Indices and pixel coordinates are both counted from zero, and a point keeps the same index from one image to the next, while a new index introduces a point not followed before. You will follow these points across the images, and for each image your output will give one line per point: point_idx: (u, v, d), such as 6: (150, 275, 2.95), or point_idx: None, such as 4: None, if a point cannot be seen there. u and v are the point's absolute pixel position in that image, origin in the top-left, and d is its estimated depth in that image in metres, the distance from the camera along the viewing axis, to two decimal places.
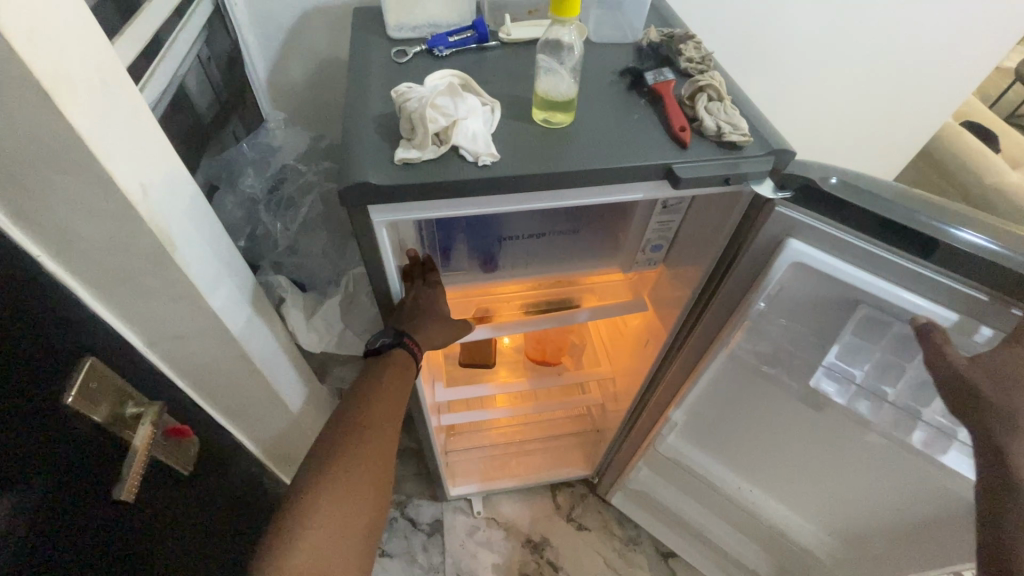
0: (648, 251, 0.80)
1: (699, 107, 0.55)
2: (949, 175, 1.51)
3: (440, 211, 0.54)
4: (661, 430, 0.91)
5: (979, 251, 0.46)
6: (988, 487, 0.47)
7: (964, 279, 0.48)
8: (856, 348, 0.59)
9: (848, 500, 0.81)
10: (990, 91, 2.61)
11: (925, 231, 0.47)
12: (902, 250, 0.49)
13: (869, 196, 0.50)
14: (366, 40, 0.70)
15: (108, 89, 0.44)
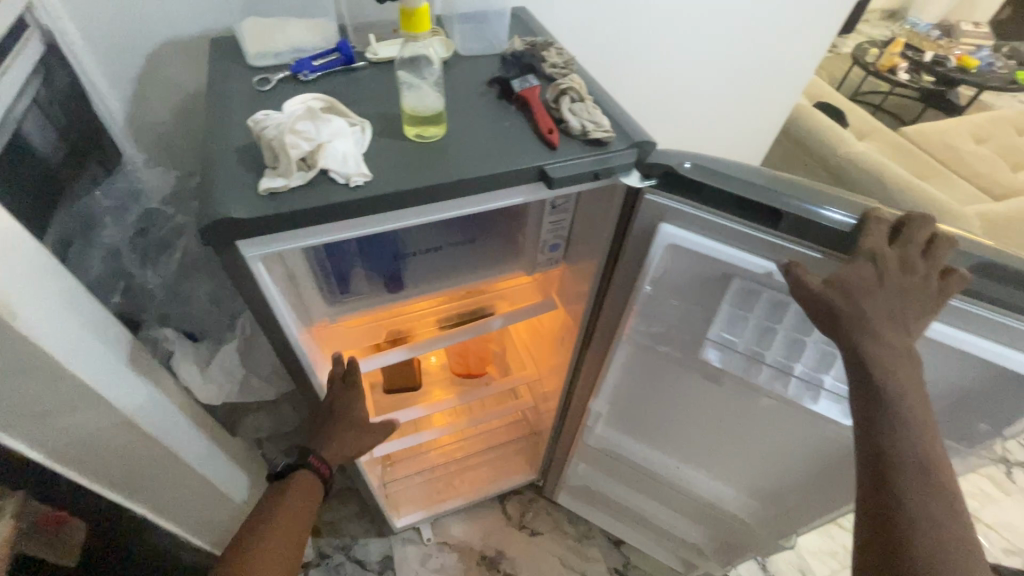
0: (547, 251, 0.82)
1: (564, 109, 0.58)
2: (810, 150, 1.69)
3: (316, 237, 0.53)
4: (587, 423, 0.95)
5: (811, 216, 0.51)
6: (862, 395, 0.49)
7: (802, 242, 0.54)
8: (735, 318, 0.64)
9: (760, 461, 0.87)
10: (836, 73, 2.97)
11: (768, 202, 0.52)
12: (752, 221, 0.54)
13: (720, 175, 0.54)
14: (225, 69, 0.66)
15: None
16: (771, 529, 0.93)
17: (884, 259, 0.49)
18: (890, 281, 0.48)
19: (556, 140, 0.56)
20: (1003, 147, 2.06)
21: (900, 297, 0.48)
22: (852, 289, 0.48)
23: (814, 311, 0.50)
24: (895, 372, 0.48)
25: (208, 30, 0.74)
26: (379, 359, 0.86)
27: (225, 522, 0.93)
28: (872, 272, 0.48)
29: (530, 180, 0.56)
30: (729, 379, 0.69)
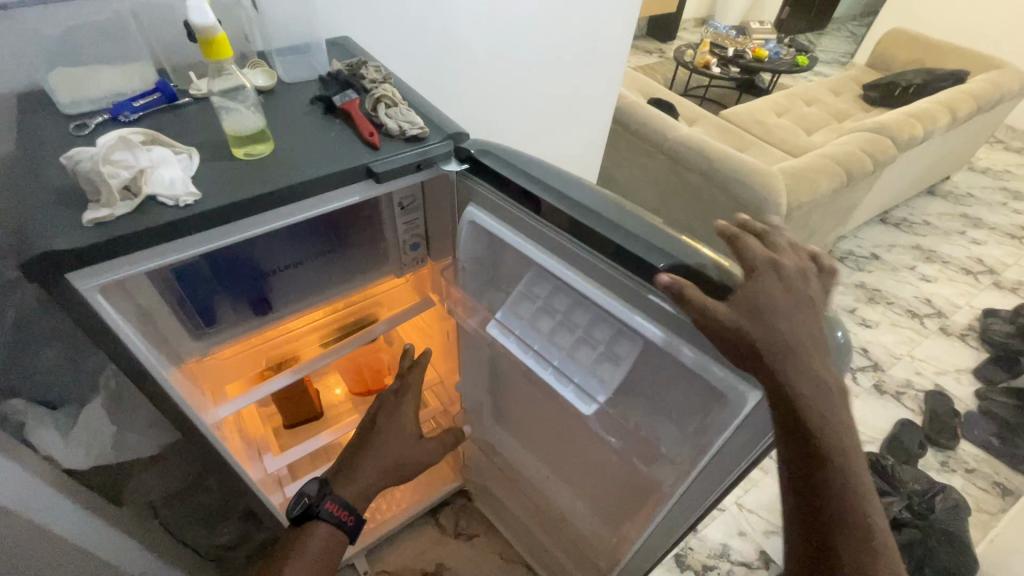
0: (411, 251, 0.88)
1: (381, 115, 0.66)
2: (647, 139, 1.94)
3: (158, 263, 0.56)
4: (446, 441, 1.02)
5: (550, 200, 0.60)
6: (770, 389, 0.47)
7: (553, 229, 0.61)
8: (522, 301, 0.75)
9: (593, 476, 0.94)
10: (666, 74, 3.40)
11: (524, 183, 0.62)
12: (519, 203, 0.63)
13: (504, 161, 0.65)
14: (38, 121, 0.66)
15: None
16: (609, 550, 0.97)
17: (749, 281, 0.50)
18: (785, 295, 0.49)
19: (376, 142, 0.64)
20: (798, 117, 2.49)
21: (785, 307, 0.48)
22: (756, 315, 0.47)
23: (731, 345, 0.48)
24: (799, 366, 0.46)
25: None
26: (265, 388, 0.86)
27: None
28: (778, 289, 0.49)
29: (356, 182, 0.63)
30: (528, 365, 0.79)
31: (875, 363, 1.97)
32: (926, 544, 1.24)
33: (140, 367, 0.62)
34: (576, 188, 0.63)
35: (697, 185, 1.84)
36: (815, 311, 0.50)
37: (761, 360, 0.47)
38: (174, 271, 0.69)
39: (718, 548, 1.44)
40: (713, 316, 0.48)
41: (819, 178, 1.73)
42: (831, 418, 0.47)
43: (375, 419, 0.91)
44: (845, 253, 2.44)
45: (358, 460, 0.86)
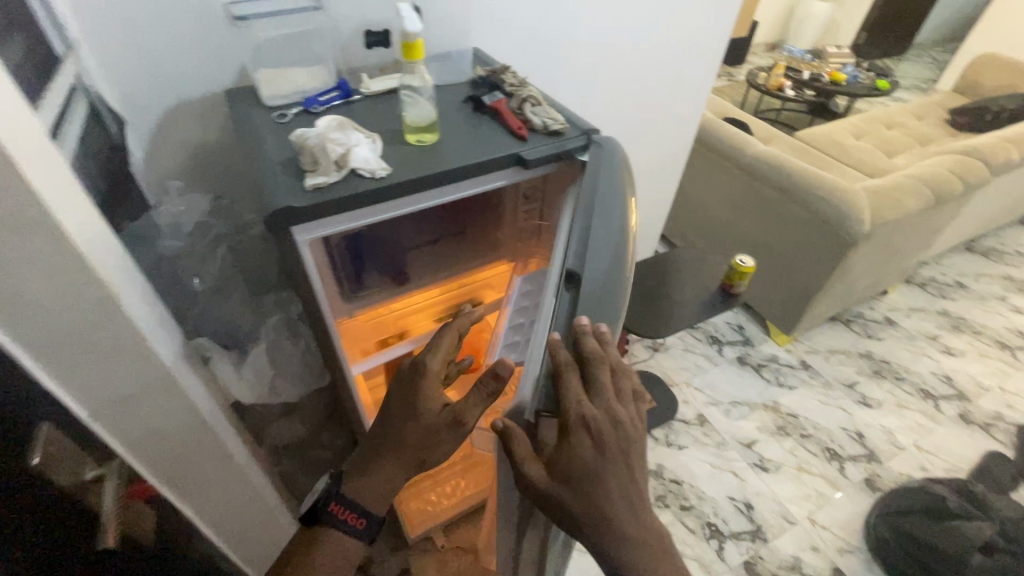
0: (525, 238, 0.98)
1: (527, 112, 0.77)
2: (723, 155, 1.99)
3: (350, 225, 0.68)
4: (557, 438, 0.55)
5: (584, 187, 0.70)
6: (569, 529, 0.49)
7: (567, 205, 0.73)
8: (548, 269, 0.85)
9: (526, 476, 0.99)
10: (736, 96, 3.44)
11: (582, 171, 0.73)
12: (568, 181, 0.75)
13: (601, 158, 0.73)
14: (247, 110, 0.81)
15: (57, 164, 0.51)
16: None
17: (574, 431, 0.50)
18: (606, 450, 0.49)
19: (526, 136, 0.74)
20: (878, 140, 2.46)
21: (591, 469, 0.48)
22: (580, 479, 0.48)
23: (552, 511, 0.49)
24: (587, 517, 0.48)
25: (223, 83, 0.88)
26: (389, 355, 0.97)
27: (257, 529, 0.99)
28: (591, 447, 0.49)
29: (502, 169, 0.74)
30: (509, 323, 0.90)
31: (960, 392, 1.90)
32: None
33: (318, 312, 0.74)
34: (608, 193, 0.68)
35: (774, 201, 1.86)
36: (620, 469, 0.49)
37: (546, 503, 0.49)
38: (340, 238, 0.82)
39: (790, 560, 1.43)
40: (534, 487, 0.49)
41: (905, 198, 1.72)
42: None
43: (392, 405, 0.66)
44: (925, 280, 2.37)
45: (376, 453, 0.66)
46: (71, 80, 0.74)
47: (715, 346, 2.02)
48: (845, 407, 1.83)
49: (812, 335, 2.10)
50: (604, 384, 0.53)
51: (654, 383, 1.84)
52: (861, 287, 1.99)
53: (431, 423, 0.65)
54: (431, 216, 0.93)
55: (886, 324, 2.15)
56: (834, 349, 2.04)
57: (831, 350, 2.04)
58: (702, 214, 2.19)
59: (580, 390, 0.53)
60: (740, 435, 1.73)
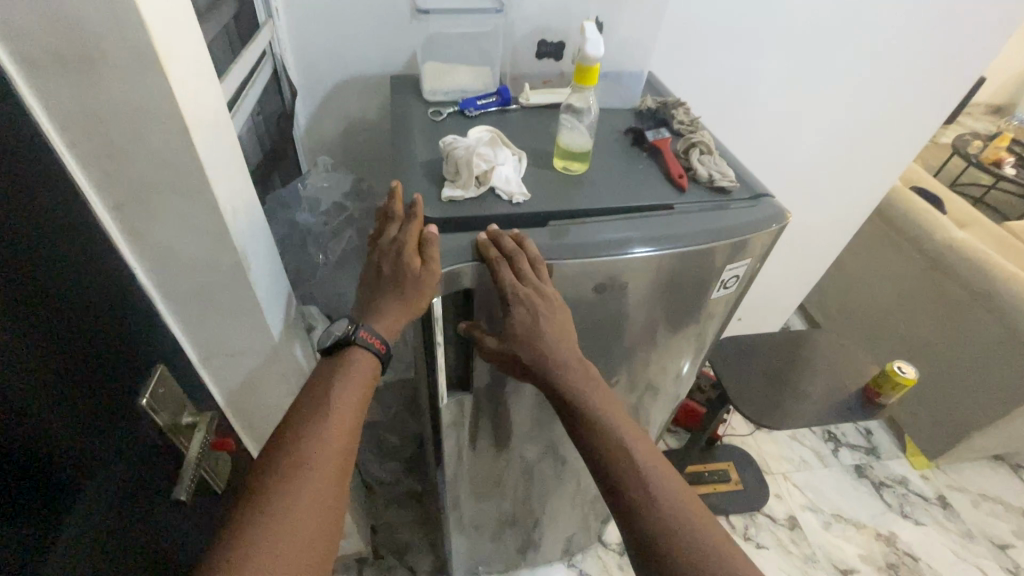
0: None
1: (693, 159, 0.67)
2: (902, 231, 1.69)
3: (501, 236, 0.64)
4: (532, 326, 0.57)
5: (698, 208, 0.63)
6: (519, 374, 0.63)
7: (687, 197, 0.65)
8: None
9: None
10: (932, 162, 2.94)
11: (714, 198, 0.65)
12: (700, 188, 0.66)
13: (747, 208, 0.64)
14: (407, 101, 0.81)
15: (224, 133, 0.53)
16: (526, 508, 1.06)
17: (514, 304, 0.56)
18: (542, 317, 0.57)
19: (686, 188, 0.65)
20: None
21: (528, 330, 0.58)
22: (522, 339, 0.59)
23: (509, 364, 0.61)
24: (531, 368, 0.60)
25: (392, 70, 0.90)
26: None
27: None
28: (529, 315, 0.56)
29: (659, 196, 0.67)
30: None
31: None
32: None
33: None
34: (715, 221, 0.62)
35: (957, 301, 1.53)
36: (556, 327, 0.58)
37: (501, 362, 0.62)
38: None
39: None
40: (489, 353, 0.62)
41: None
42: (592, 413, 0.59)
43: (383, 275, 0.58)
44: None
45: (374, 305, 0.57)
46: (261, 46, 0.79)
47: (832, 444, 1.75)
48: (985, 570, 1.48)
49: (962, 468, 1.72)
50: (530, 270, 0.56)
51: (747, 464, 1.63)
52: None
53: (411, 275, 0.56)
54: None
55: None
56: (988, 495, 1.66)
57: (984, 494, 1.66)
58: (856, 291, 1.88)
59: (505, 276, 0.55)
60: (837, 558, 1.47)
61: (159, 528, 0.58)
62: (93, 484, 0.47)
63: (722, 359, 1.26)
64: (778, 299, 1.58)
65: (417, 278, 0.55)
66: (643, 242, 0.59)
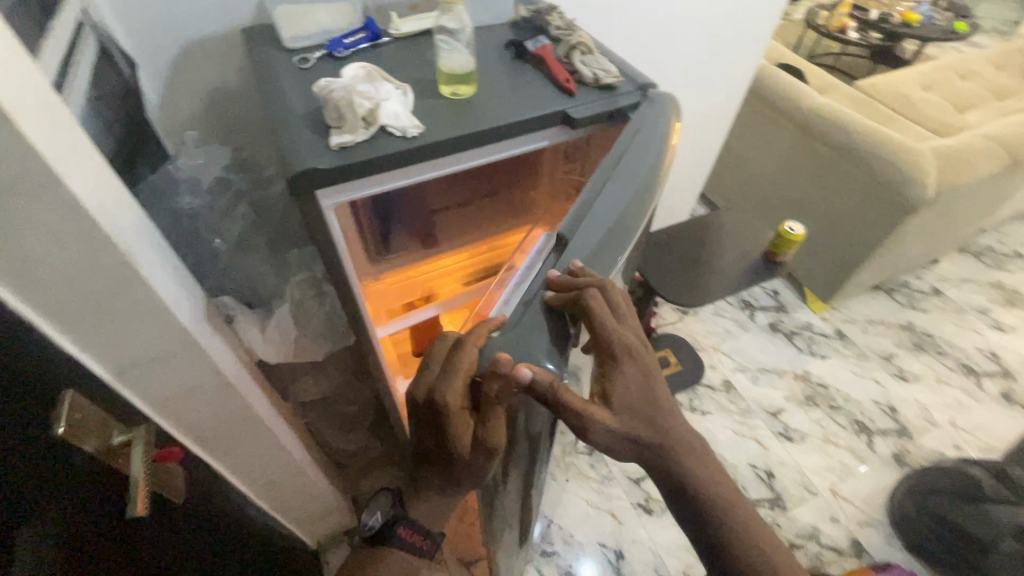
0: (561, 198, 0.90)
1: (576, 62, 0.68)
2: (773, 106, 1.83)
3: (517, 280, 0.65)
4: (640, 378, 0.53)
5: (593, 111, 0.65)
6: (618, 448, 0.53)
7: (582, 101, 0.65)
8: None
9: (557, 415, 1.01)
10: (790, 39, 3.15)
11: (606, 98, 0.66)
12: (590, 89, 0.67)
13: (653, 111, 0.67)
14: (267, 53, 0.74)
15: (59, 115, 0.46)
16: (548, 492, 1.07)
17: (615, 373, 0.52)
18: (646, 374, 0.53)
19: (577, 92, 0.66)
20: (948, 92, 2.23)
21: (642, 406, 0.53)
22: (641, 412, 0.52)
23: (623, 446, 0.53)
24: (639, 435, 0.52)
25: (241, 21, 0.81)
26: (416, 318, 0.97)
27: (284, 480, 1.01)
28: (635, 367, 0.53)
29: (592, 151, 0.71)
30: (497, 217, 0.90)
31: (1004, 369, 1.82)
32: None
33: (340, 272, 0.71)
34: (646, 145, 0.63)
35: (828, 160, 1.71)
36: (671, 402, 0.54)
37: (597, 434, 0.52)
38: (369, 199, 0.75)
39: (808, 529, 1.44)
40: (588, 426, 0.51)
41: (976, 161, 1.57)
42: (726, 501, 0.54)
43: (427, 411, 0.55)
44: (980, 249, 2.21)
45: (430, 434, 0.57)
46: (73, 16, 0.67)
47: (747, 311, 1.95)
48: (879, 380, 1.77)
49: (851, 303, 2.00)
50: (621, 312, 0.54)
51: (681, 346, 1.79)
52: (912, 256, 1.87)
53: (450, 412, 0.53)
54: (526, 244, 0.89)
55: (931, 295, 2.04)
56: (873, 319, 1.96)
57: (870, 320, 1.95)
58: (746, 170, 2.04)
59: (606, 317, 0.52)
60: (765, 403, 1.69)
61: (111, 553, 0.56)
62: (11, 528, 0.43)
63: (644, 257, 1.34)
64: (681, 191, 1.69)
65: (450, 430, 0.53)
66: (608, 215, 0.58)
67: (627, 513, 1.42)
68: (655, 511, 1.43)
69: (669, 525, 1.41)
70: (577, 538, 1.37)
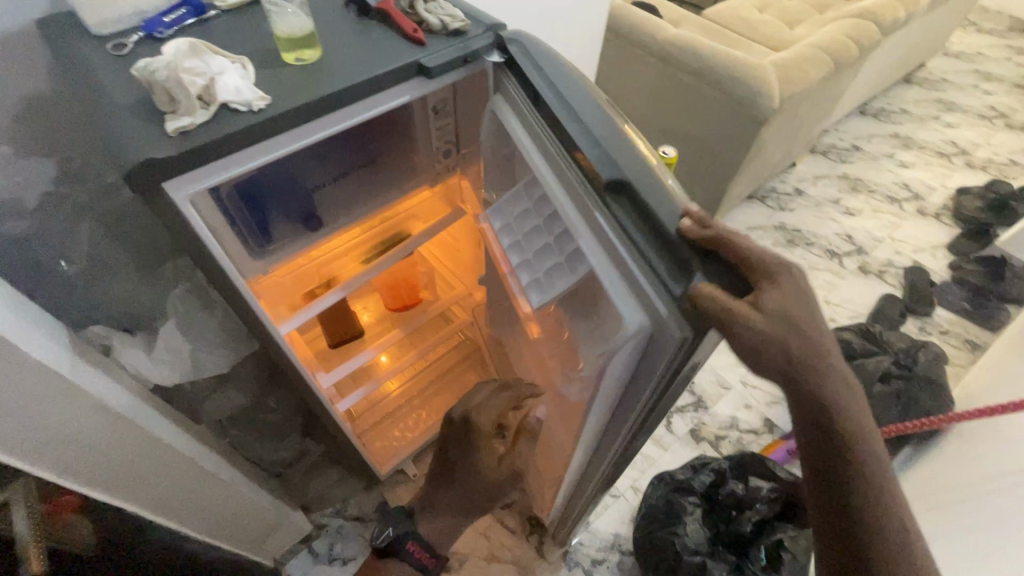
0: (442, 157, 0.91)
1: (421, 11, 0.67)
2: (634, 42, 1.91)
3: (598, 238, 0.59)
4: (799, 297, 0.48)
5: (447, 56, 0.65)
6: (788, 365, 0.47)
7: (435, 50, 0.64)
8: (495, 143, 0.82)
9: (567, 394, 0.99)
10: None
11: (458, 43, 0.66)
12: (442, 36, 0.67)
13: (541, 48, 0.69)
14: (72, 44, 0.65)
15: None
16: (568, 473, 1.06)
17: (766, 288, 0.48)
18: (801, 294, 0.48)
19: (428, 42, 0.65)
20: (779, 10, 2.46)
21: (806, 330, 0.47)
22: (799, 331, 0.47)
23: (768, 357, 0.47)
24: (801, 359, 0.47)
25: None
26: (320, 304, 0.94)
27: (218, 504, 0.95)
28: (793, 285, 0.48)
29: (510, 106, 0.72)
30: (380, 185, 0.89)
31: (859, 247, 2.11)
32: (913, 390, 1.41)
33: (218, 269, 0.67)
34: (572, 77, 0.66)
35: (689, 87, 1.84)
36: (839, 348, 0.49)
37: (759, 348, 0.46)
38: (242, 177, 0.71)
39: (727, 420, 1.62)
40: (757, 335, 0.45)
41: (807, 69, 1.76)
42: (868, 456, 0.50)
43: None
44: (827, 148, 2.51)
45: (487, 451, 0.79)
46: None
47: None
48: None
49: (732, 215, 2.20)
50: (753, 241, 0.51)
51: None
52: (773, 163, 2.08)
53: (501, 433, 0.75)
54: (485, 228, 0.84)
55: (795, 195, 2.30)
56: (753, 225, 2.17)
57: (750, 227, 2.17)
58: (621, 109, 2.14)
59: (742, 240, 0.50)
60: None
61: None
62: None
63: None
64: None
65: None
66: (599, 129, 0.60)
67: None
68: None
69: None
70: None
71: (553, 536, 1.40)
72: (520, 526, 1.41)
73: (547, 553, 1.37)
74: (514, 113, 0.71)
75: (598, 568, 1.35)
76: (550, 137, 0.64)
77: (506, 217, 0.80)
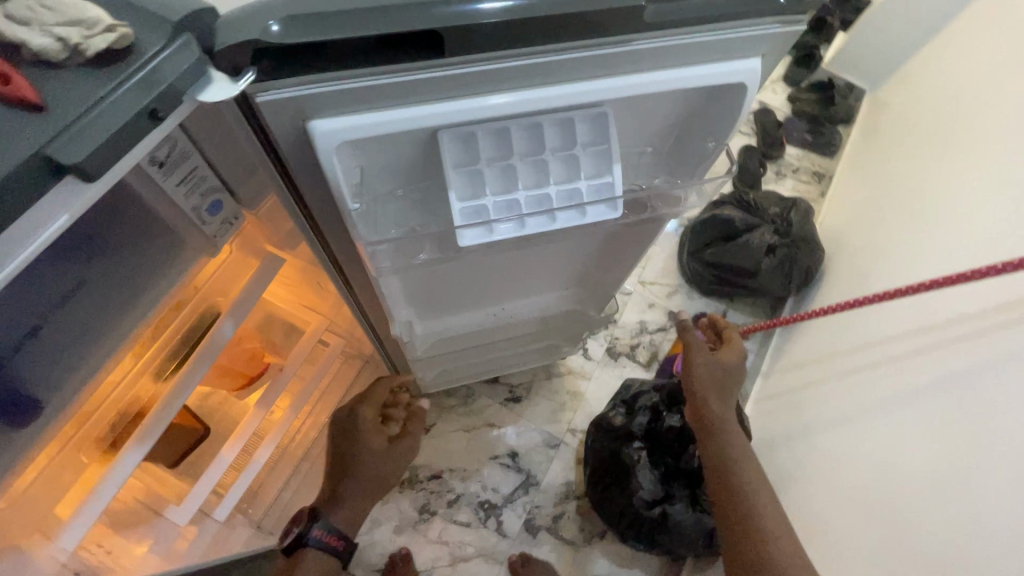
0: (212, 216, 0.56)
1: (9, 32, 0.33)
2: None
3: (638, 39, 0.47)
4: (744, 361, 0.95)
5: (109, 129, 0.33)
6: (729, 375, 0.93)
7: (83, 116, 0.33)
8: (344, 162, 0.49)
9: (552, 257, 0.84)
10: None
11: (123, 78, 0.34)
12: (88, 70, 0.34)
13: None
14: None
15: None
16: (592, 297, 1.02)
17: (726, 355, 0.94)
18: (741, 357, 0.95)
19: (60, 102, 0.33)
20: None
21: (736, 381, 0.95)
22: (733, 382, 0.94)
23: (721, 377, 0.93)
24: (720, 374, 0.93)
25: None
26: (113, 477, 0.61)
27: None
28: (741, 364, 0.95)
29: (342, 108, 0.43)
30: (124, 295, 0.55)
31: None
32: (789, 254, 1.50)
33: None
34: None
35: None
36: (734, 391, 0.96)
37: (726, 387, 0.94)
38: None
39: (637, 326, 1.61)
40: (728, 367, 0.93)
41: None
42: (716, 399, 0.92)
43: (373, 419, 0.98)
44: None
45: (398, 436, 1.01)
46: None
47: None
48: None
49: None
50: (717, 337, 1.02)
51: None
52: None
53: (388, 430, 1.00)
54: (472, 232, 0.55)
55: None
56: None
57: None
58: None
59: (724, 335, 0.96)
60: None
61: None
62: None
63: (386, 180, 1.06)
64: None
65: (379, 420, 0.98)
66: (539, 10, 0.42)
67: (502, 413, 1.46)
68: (523, 396, 1.49)
69: (539, 402, 1.49)
70: (472, 468, 1.40)
71: (509, 512, 1.36)
72: (475, 518, 1.35)
73: (509, 531, 1.34)
74: (365, 104, 0.44)
75: (561, 523, 1.36)
76: (457, 61, 0.42)
77: (472, 200, 0.55)
